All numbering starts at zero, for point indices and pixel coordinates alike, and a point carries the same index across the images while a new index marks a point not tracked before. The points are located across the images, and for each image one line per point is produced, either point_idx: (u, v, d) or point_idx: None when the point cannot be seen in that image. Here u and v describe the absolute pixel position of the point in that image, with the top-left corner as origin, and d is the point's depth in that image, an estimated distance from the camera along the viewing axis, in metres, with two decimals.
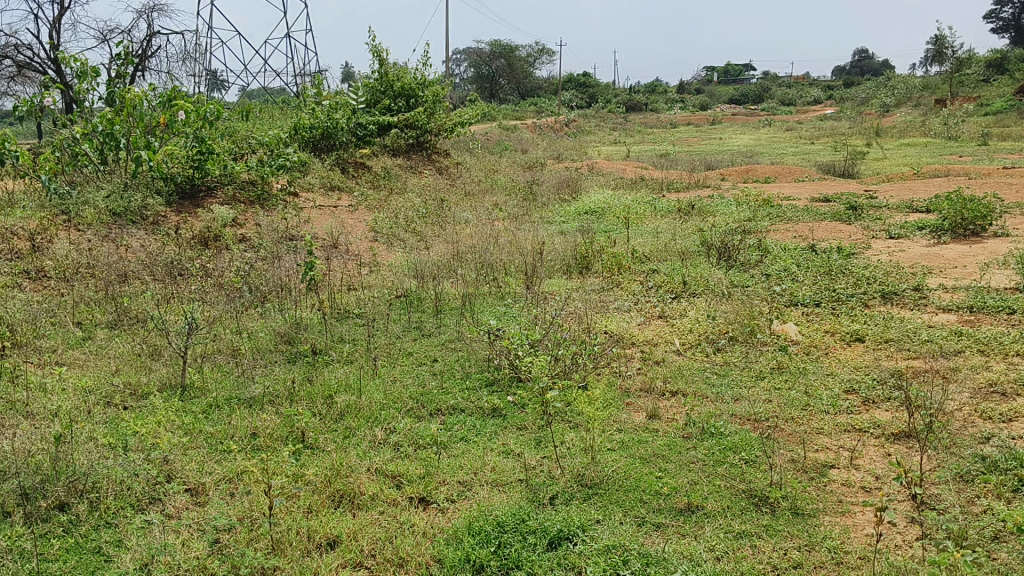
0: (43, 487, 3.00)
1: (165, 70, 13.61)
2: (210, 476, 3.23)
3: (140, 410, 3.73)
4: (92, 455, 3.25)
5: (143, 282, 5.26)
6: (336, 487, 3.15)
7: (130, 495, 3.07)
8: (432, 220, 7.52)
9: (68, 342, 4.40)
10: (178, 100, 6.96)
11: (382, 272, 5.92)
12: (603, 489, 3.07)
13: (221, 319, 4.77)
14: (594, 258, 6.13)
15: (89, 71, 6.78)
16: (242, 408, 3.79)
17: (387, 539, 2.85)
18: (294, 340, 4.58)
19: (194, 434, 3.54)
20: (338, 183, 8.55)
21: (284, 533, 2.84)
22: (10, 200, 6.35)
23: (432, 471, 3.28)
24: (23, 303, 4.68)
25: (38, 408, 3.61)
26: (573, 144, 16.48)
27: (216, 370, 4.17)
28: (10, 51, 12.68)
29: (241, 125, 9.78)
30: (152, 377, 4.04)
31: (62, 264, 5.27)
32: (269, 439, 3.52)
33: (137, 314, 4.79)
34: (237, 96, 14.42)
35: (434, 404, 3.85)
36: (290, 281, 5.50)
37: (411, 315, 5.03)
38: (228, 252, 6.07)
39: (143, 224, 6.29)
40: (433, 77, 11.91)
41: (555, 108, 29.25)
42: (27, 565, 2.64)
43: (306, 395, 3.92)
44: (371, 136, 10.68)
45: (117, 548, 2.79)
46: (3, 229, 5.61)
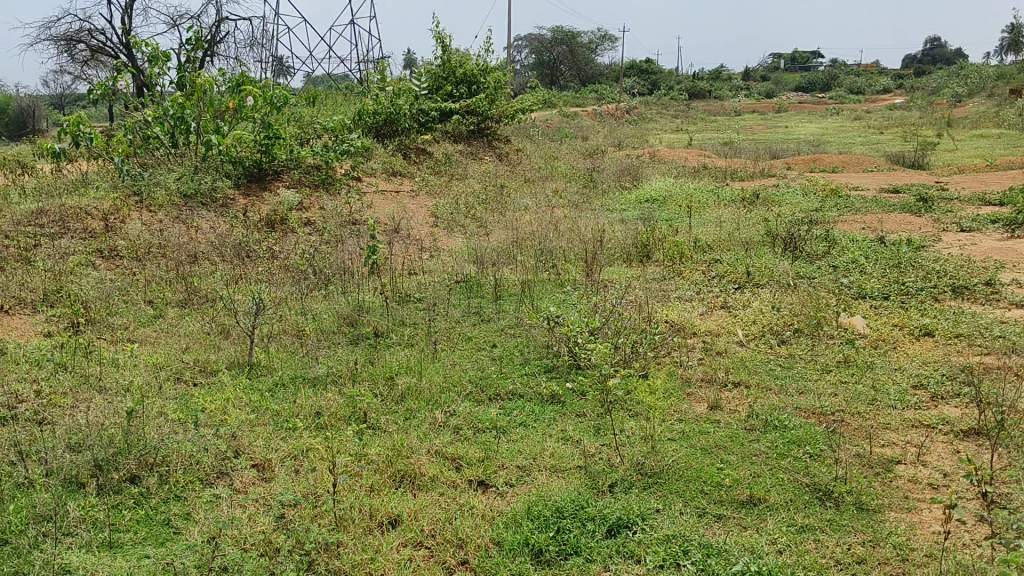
0: (115, 459, 3.12)
1: (232, 55, 13.85)
2: (276, 452, 3.31)
3: (208, 386, 3.83)
4: (162, 430, 3.35)
5: (211, 262, 5.40)
6: (398, 467, 3.19)
7: (199, 469, 3.16)
8: (492, 206, 7.54)
9: (140, 319, 4.53)
10: (246, 85, 7.09)
11: (442, 257, 5.96)
12: (663, 479, 3.06)
13: (287, 300, 4.86)
14: (656, 246, 6.09)
15: (161, 55, 6.94)
16: (306, 387, 3.87)
17: (447, 520, 2.88)
18: (357, 322, 4.64)
19: (261, 411, 3.63)
20: (400, 169, 8.63)
21: (346, 510, 2.90)
22: (84, 181, 6.54)
23: (492, 454, 3.30)
24: (97, 282, 4.84)
25: (111, 384, 3.74)
26: (634, 132, 16.31)
27: (281, 350, 4.25)
28: (84, 36, 13.04)
29: (306, 111, 9.91)
30: (220, 355, 4.14)
31: (134, 243, 5.42)
32: (332, 418, 3.58)
33: (206, 293, 4.90)
34: (302, 82, 14.60)
35: (493, 388, 3.87)
36: (353, 265, 5.57)
37: (470, 300, 5.06)
38: (293, 235, 6.18)
39: (212, 206, 6.43)
40: (495, 63, 11.92)
41: (617, 96, 28.93)
42: (100, 534, 2.75)
43: (368, 376, 3.97)
44: (433, 122, 10.72)
45: (185, 520, 2.88)
46: (78, 209, 5.78)
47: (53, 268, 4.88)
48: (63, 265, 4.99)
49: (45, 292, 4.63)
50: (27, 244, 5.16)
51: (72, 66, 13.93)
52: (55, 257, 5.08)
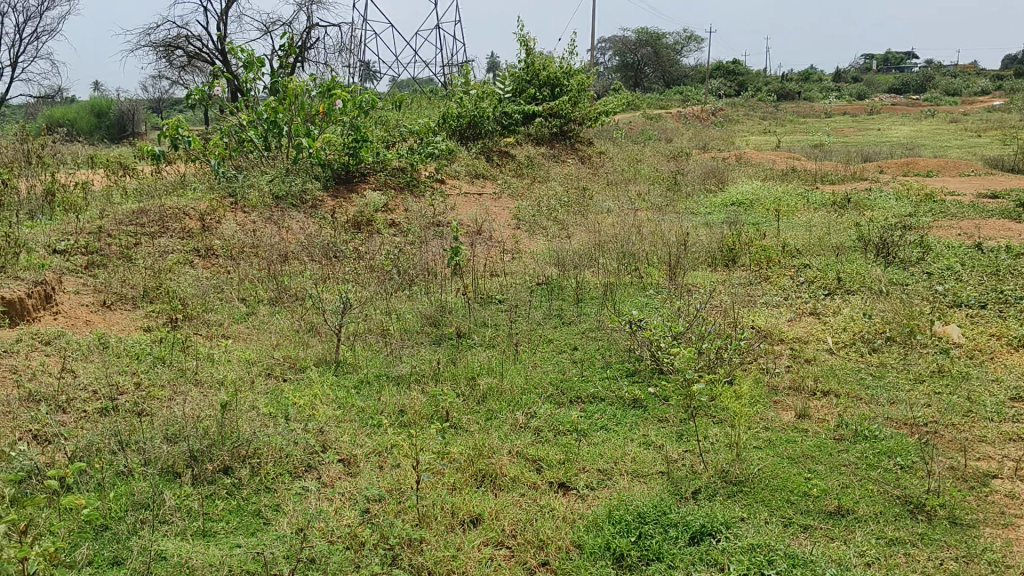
0: (209, 451, 3.25)
1: (322, 60, 14.19)
2: (362, 448, 3.39)
3: (297, 382, 3.95)
4: (254, 423, 3.47)
5: (301, 262, 5.57)
6: (479, 466, 3.22)
7: (288, 462, 3.27)
8: (574, 209, 7.54)
9: (233, 316, 4.70)
10: (336, 89, 7.28)
11: (524, 259, 6.00)
12: (748, 487, 3.01)
13: (372, 300, 4.97)
14: (742, 250, 5.99)
15: (255, 61, 7.17)
16: (390, 385, 3.95)
17: (528, 521, 2.90)
18: (439, 322, 4.71)
19: (347, 407, 3.72)
20: (483, 171, 8.72)
21: (429, 507, 2.94)
22: (182, 182, 6.81)
23: (573, 457, 3.31)
24: (194, 280, 5.04)
25: (207, 377, 3.90)
26: (720, 134, 16.08)
27: (367, 349, 4.35)
28: (181, 42, 13.54)
29: (392, 115, 10.09)
30: (309, 352, 4.26)
31: (229, 243, 5.62)
32: (415, 416, 3.65)
33: (295, 292, 5.04)
34: (388, 86, 14.85)
35: (574, 391, 3.88)
36: (436, 266, 5.66)
37: (552, 302, 5.07)
38: (379, 236, 6.31)
39: (302, 207, 6.62)
40: (578, 66, 11.91)
41: (702, 97, 28.52)
42: (194, 522, 2.87)
43: (450, 376, 4.03)
44: (516, 124, 10.73)
45: (275, 511, 2.97)
46: (176, 209, 6.03)
47: (154, 266, 5.10)
48: (163, 262, 5.21)
49: (145, 288, 4.83)
50: (128, 242, 5.40)
51: (171, 71, 14.48)
52: (155, 255, 5.30)
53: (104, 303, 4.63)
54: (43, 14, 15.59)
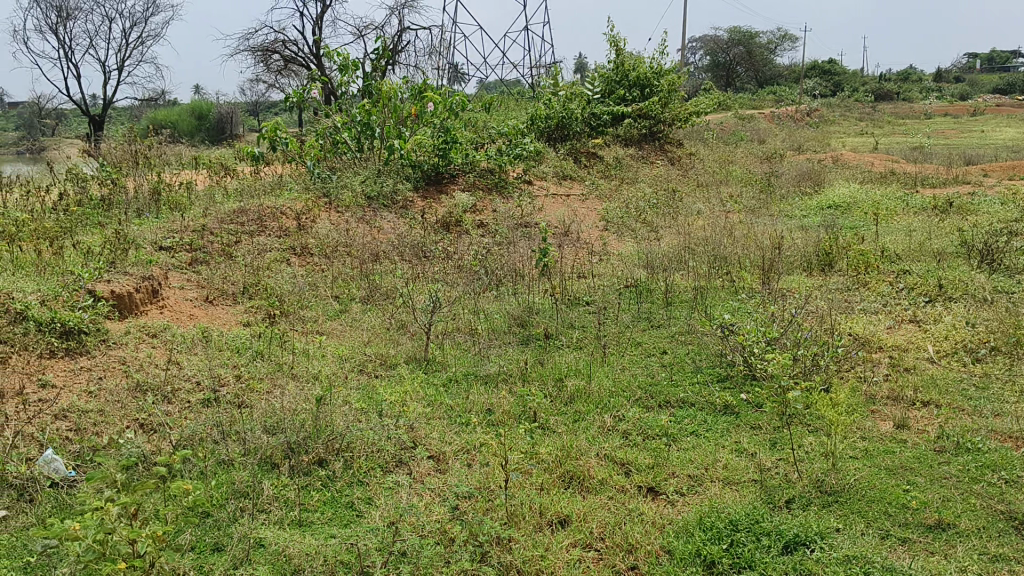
0: (305, 443, 3.36)
1: (413, 63, 14.42)
2: (451, 445, 3.45)
3: (389, 378, 4.04)
4: (347, 418, 3.57)
5: (392, 261, 5.68)
6: (567, 468, 3.24)
7: (380, 457, 3.35)
8: (663, 211, 7.48)
9: (327, 313, 4.83)
10: (427, 91, 7.40)
11: (612, 261, 5.99)
12: (843, 498, 2.95)
13: (461, 299, 5.04)
14: (838, 255, 5.84)
15: (350, 64, 7.36)
16: (479, 384, 4.00)
17: (617, 524, 2.90)
18: (527, 323, 4.75)
19: (436, 405, 3.79)
20: (570, 173, 8.74)
21: (517, 506, 2.98)
22: (279, 182, 7.04)
23: (662, 462, 3.29)
24: (290, 277, 5.21)
25: (302, 371, 4.03)
26: (816, 136, 15.70)
27: (455, 347, 4.42)
28: (278, 47, 13.94)
29: (481, 116, 10.19)
30: (399, 349, 4.36)
31: (323, 242, 5.78)
32: (504, 415, 3.69)
33: (387, 291, 5.16)
34: (477, 88, 14.98)
35: (663, 395, 3.86)
36: (524, 267, 5.70)
37: (641, 305, 5.05)
38: (467, 236, 6.38)
39: (392, 208, 6.76)
40: (669, 66, 11.78)
41: (795, 98, 27.84)
42: (290, 512, 2.97)
43: (538, 376, 4.06)
44: (605, 126, 10.70)
45: (367, 504, 3.06)
46: (274, 209, 6.23)
47: (253, 264, 5.29)
48: (261, 260, 5.39)
49: (244, 285, 5.02)
50: (229, 240, 5.61)
51: (269, 75, 14.94)
52: (254, 253, 5.49)
53: (206, 299, 4.83)
54: (148, 20, 16.31)
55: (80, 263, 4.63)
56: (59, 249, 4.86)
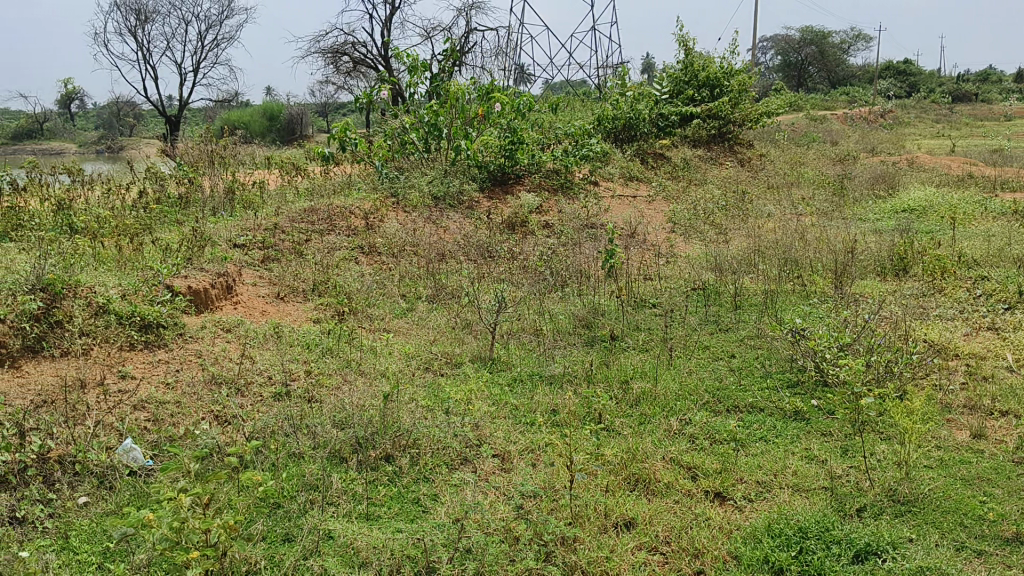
0: (373, 439, 3.42)
1: (480, 64, 14.50)
2: (516, 445, 3.47)
3: (454, 377, 4.09)
4: (414, 414, 3.63)
5: (458, 261, 5.74)
6: (632, 471, 3.24)
7: (446, 454, 3.39)
8: (732, 213, 7.38)
9: (394, 311, 4.90)
10: (495, 92, 7.44)
11: (680, 263, 5.94)
12: (917, 508, 2.88)
13: (526, 300, 5.07)
14: (914, 259, 5.70)
15: (419, 65, 7.44)
16: (544, 384, 4.01)
17: (683, 528, 2.88)
18: (592, 324, 4.74)
19: (501, 405, 3.82)
20: (637, 174, 8.70)
21: (582, 508, 2.98)
22: (348, 181, 7.17)
23: (729, 467, 3.25)
24: (358, 275, 5.30)
25: (370, 368, 4.10)
26: (892, 137, 15.30)
27: (520, 347, 4.44)
28: (347, 49, 14.17)
29: (548, 117, 10.20)
30: (465, 348, 4.40)
31: (391, 241, 5.87)
32: (569, 416, 3.69)
33: (452, 290, 5.21)
34: (543, 89, 14.98)
35: (731, 400, 3.82)
36: (590, 268, 5.69)
37: (709, 308, 5.00)
38: (533, 237, 6.40)
39: (458, 208, 6.83)
40: (739, 65, 11.61)
41: (869, 98, 27.14)
42: (358, 506, 3.02)
43: (603, 378, 4.06)
44: (673, 127, 10.64)
45: (433, 501, 3.09)
46: (343, 208, 6.34)
47: (322, 262, 5.40)
48: (331, 258, 5.50)
49: (314, 282, 5.12)
50: (299, 238, 5.74)
51: (338, 76, 15.19)
52: (324, 251, 5.61)
53: (277, 295, 4.95)
54: (222, 23, 16.74)
55: (159, 259, 4.79)
56: (138, 245, 5.03)
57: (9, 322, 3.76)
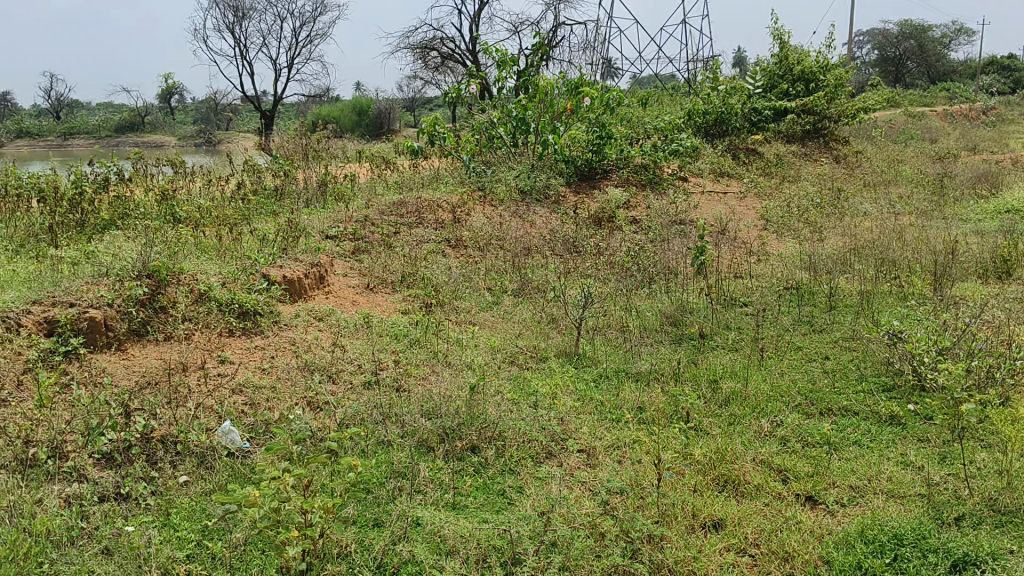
0: (460, 430, 3.46)
1: (567, 59, 14.46)
2: (601, 441, 3.46)
3: (540, 371, 4.10)
4: (500, 407, 3.66)
5: (544, 255, 5.77)
6: (721, 471, 3.19)
7: (531, 447, 3.40)
8: (827, 211, 7.19)
9: (481, 304, 4.94)
10: (584, 87, 7.43)
11: (772, 262, 5.83)
12: (1020, 519, 2.75)
13: (613, 296, 5.05)
14: (1019, 262, 5.45)
15: (508, 60, 7.47)
16: (630, 381, 3.99)
17: (773, 531, 2.83)
18: (680, 322, 4.70)
19: (586, 400, 3.82)
20: (728, 170, 8.58)
21: (670, 506, 2.96)
22: (436, 176, 7.27)
23: (821, 471, 3.18)
24: (446, 268, 5.37)
25: (457, 360, 4.15)
26: (997, 136, 14.63)
27: (606, 344, 4.43)
28: (436, 44, 14.32)
29: (636, 112, 10.11)
30: (551, 343, 4.41)
31: (477, 235, 5.92)
32: (656, 414, 3.67)
33: (539, 285, 5.22)
34: (630, 84, 14.85)
35: (824, 402, 3.72)
36: (679, 265, 5.63)
37: (801, 309, 4.88)
38: (620, 232, 6.36)
39: (545, 203, 6.84)
40: (836, 59, 11.29)
41: (971, 95, 25.96)
42: (445, 495, 3.07)
43: (691, 376, 4.01)
44: (766, 121, 10.46)
45: (518, 493, 3.11)
46: (431, 201, 6.43)
47: (411, 254, 5.48)
48: (419, 251, 5.58)
49: (402, 274, 5.21)
50: (389, 230, 5.84)
51: (426, 71, 15.37)
52: (412, 244, 5.70)
53: (367, 286, 5.06)
54: (316, 19, 17.13)
55: (256, 249, 4.95)
56: (236, 235, 5.20)
57: (116, 306, 3.95)
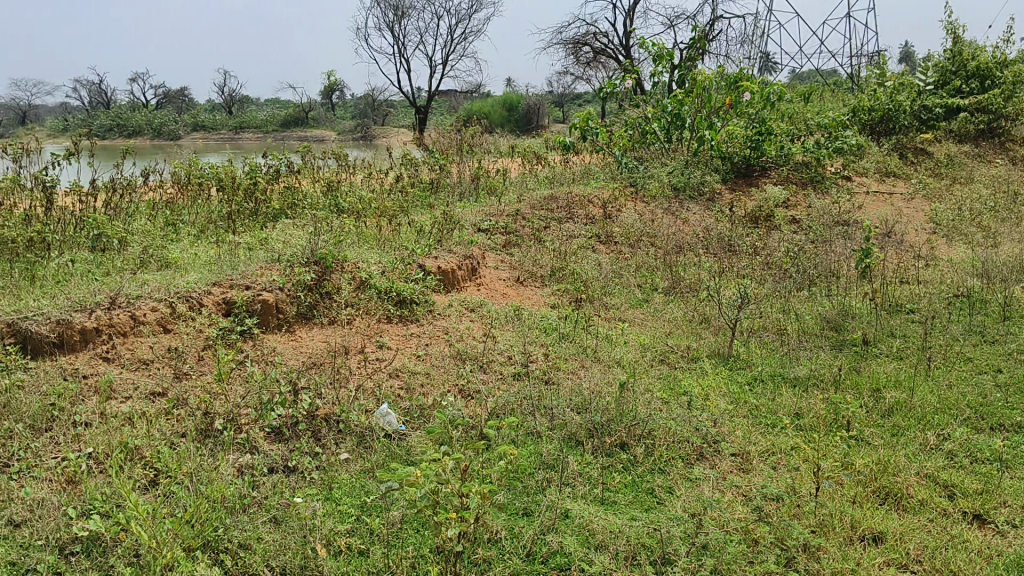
0: (609, 426, 3.45)
1: (723, 54, 14.14)
2: (755, 445, 3.37)
3: (692, 371, 4.04)
4: (650, 406, 3.62)
5: (697, 254, 5.68)
6: (881, 483, 3.04)
7: (681, 448, 3.35)
8: (1003, 215, 6.70)
9: (631, 301, 4.91)
10: (744, 81, 7.22)
11: (941, 267, 5.50)
12: None
13: (769, 297, 4.92)
14: None
15: (665, 55, 7.37)
16: (787, 387, 3.86)
17: (938, 548, 2.68)
18: (841, 327, 4.52)
19: (740, 403, 3.73)
20: (894, 170, 8.15)
21: (827, 516, 2.85)
22: (588, 172, 7.30)
23: (992, 489, 2.98)
24: (596, 263, 5.38)
25: (606, 356, 4.14)
26: None
27: (761, 347, 4.31)
28: (590, 39, 14.31)
29: (795, 108, 9.76)
30: (702, 343, 4.34)
31: (628, 231, 5.89)
32: (814, 421, 3.53)
33: (691, 283, 5.14)
34: (789, 79, 14.34)
35: (996, 417, 3.48)
36: (841, 267, 5.41)
37: (973, 318, 4.58)
38: (778, 232, 6.17)
39: (698, 200, 6.72)
40: (1014, 56, 10.47)
41: None
42: (594, 489, 3.07)
43: (852, 384, 3.84)
44: (936, 120, 9.98)
45: (668, 493, 3.07)
46: (583, 197, 6.46)
47: (561, 249, 5.51)
48: (569, 246, 5.60)
49: (553, 268, 5.25)
50: (540, 225, 5.90)
51: (578, 66, 15.41)
52: (563, 238, 5.73)
53: (517, 279, 5.13)
54: (471, 16, 17.49)
55: (413, 240, 5.12)
56: (395, 226, 5.40)
57: (287, 290, 4.20)
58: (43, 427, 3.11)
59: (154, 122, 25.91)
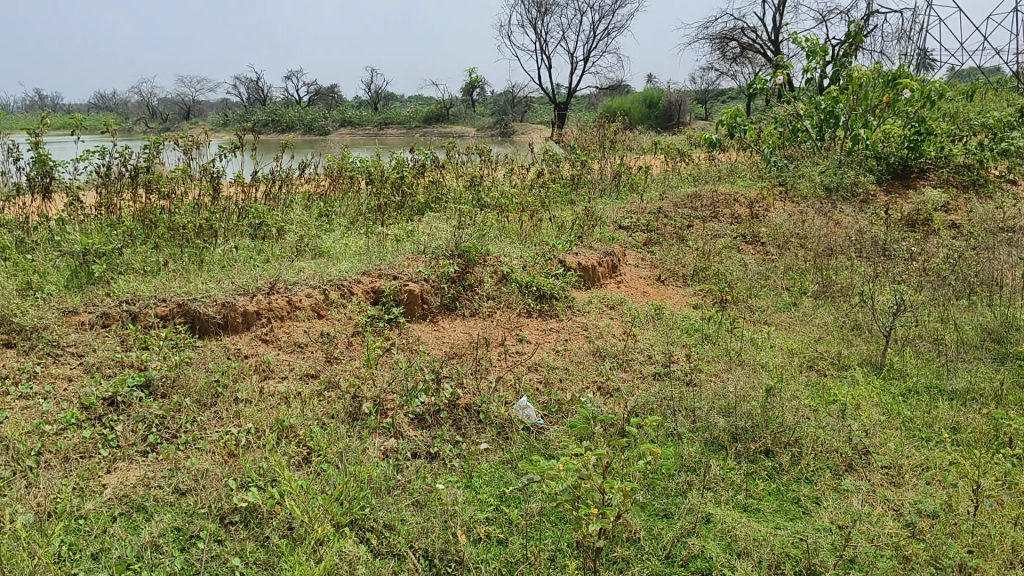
0: (753, 432, 3.36)
1: (879, 49, 13.49)
2: (908, 459, 3.19)
3: (842, 379, 3.87)
4: (798, 413, 3.50)
5: (849, 257, 5.43)
6: None
7: (829, 458, 3.21)
8: None
9: (778, 304, 4.76)
10: (903, 78, 6.85)
11: None
12: None
13: (926, 305, 4.67)
14: None
15: (819, 51, 7.09)
16: (944, 400, 3.64)
17: None
18: (1005, 338, 4.22)
19: (893, 414, 3.55)
20: None
21: (988, 537, 2.67)
22: (733, 171, 7.13)
23: None
24: (741, 264, 5.25)
25: (751, 359, 4.03)
26: None
27: (917, 356, 4.09)
28: (737, 34, 13.96)
29: (958, 107, 9.19)
30: (854, 350, 4.15)
31: (775, 232, 5.72)
32: (974, 436, 3.32)
33: (843, 287, 4.93)
34: (951, 75, 13.52)
35: None
36: (1007, 275, 5.07)
37: None
38: (937, 236, 5.83)
39: (852, 201, 6.44)
40: None
41: None
42: (736, 495, 2.99)
43: (1018, 400, 3.58)
44: None
45: (815, 504, 2.95)
46: (728, 196, 6.32)
47: (704, 249, 5.41)
48: (713, 245, 5.48)
49: (695, 267, 5.15)
50: (683, 224, 5.81)
51: (723, 62, 15.06)
52: (707, 238, 5.62)
53: (658, 278, 5.08)
54: (614, 11, 17.41)
55: (554, 236, 5.15)
56: (537, 222, 5.44)
57: (432, 282, 4.30)
58: (208, 402, 3.31)
59: (306, 118, 27.15)
